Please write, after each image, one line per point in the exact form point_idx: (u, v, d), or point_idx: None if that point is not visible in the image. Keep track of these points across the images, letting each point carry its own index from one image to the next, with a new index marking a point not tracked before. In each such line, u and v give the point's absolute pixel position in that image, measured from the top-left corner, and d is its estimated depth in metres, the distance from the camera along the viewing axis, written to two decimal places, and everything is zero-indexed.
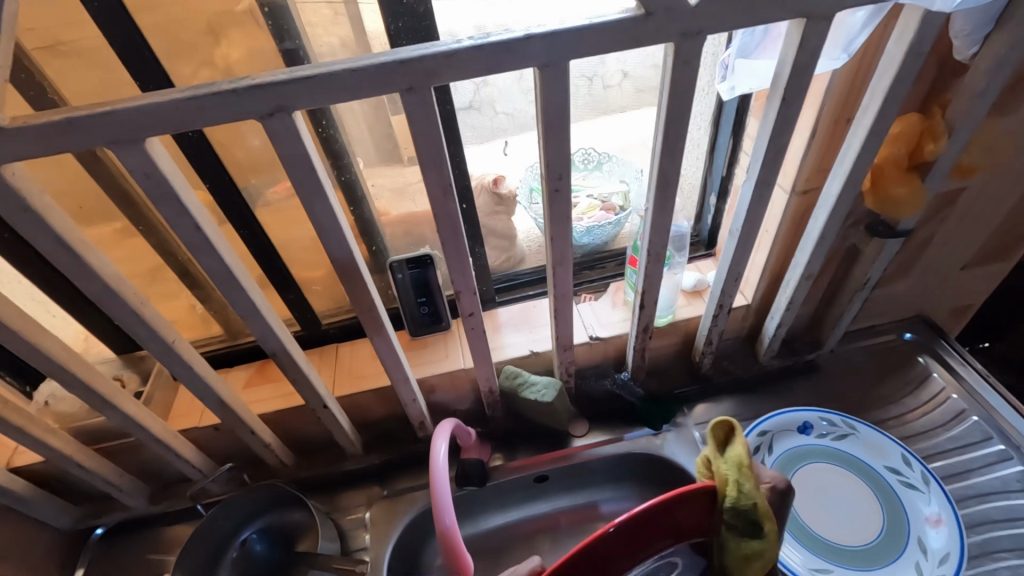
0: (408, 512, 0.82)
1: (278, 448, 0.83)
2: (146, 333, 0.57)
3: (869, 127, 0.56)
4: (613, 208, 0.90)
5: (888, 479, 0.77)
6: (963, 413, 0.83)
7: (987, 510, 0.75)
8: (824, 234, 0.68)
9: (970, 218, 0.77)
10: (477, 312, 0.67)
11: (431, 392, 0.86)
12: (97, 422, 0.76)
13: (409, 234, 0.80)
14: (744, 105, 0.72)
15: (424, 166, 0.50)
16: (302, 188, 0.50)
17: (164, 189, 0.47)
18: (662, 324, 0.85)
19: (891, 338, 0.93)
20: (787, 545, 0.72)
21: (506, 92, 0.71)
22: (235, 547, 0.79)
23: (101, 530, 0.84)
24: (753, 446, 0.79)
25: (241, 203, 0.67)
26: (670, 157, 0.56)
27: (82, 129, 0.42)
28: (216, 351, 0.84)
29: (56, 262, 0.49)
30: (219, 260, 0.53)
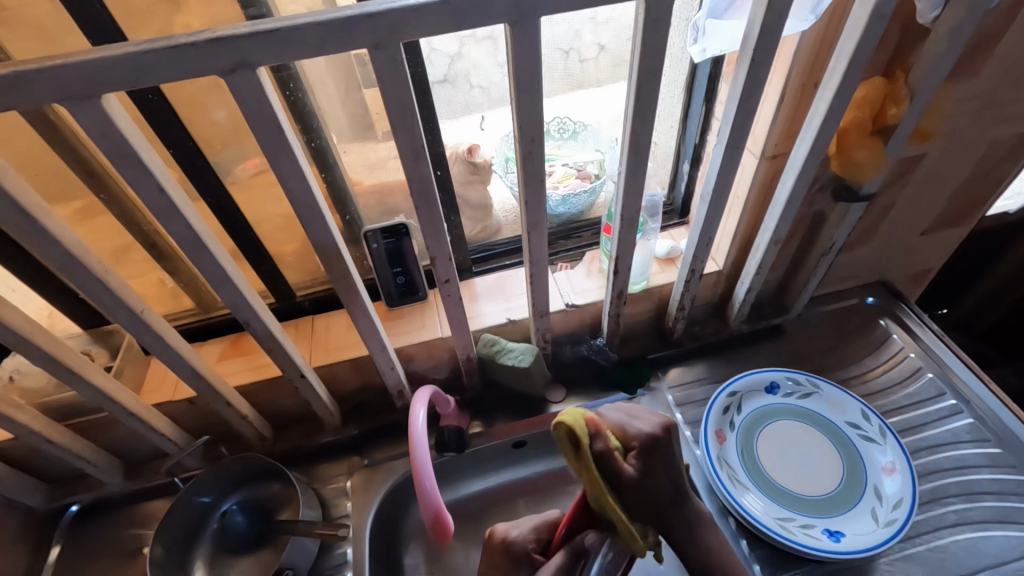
0: (388, 479, 0.83)
1: (255, 420, 0.82)
2: (113, 303, 0.56)
3: (835, 89, 0.57)
4: (589, 177, 0.90)
5: (848, 434, 0.81)
6: (919, 370, 0.88)
7: (939, 459, 0.80)
8: (791, 198, 0.69)
9: (929, 183, 0.80)
10: (453, 279, 0.67)
11: (409, 361, 0.86)
12: (68, 396, 0.75)
13: (383, 204, 0.79)
14: (716, 71, 0.73)
15: (394, 129, 0.50)
16: (269, 151, 0.49)
17: (124, 150, 0.45)
18: (637, 291, 0.87)
19: (854, 301, 0.97)
20: (754, 497, 0.76)
21: (480, 62, 0.70)
22: (214, 519, 0.79)
23: (76, 508, 0.83)
24: (722, 407, 0.82)
25: (207, 170, 0.65)
26: (641, 121, 0.56)
27: (33, 83, 0.40)
28: (187, 324, 0.83)
29: (12, 228, 0.47)
30: (185, 226, 0.52)
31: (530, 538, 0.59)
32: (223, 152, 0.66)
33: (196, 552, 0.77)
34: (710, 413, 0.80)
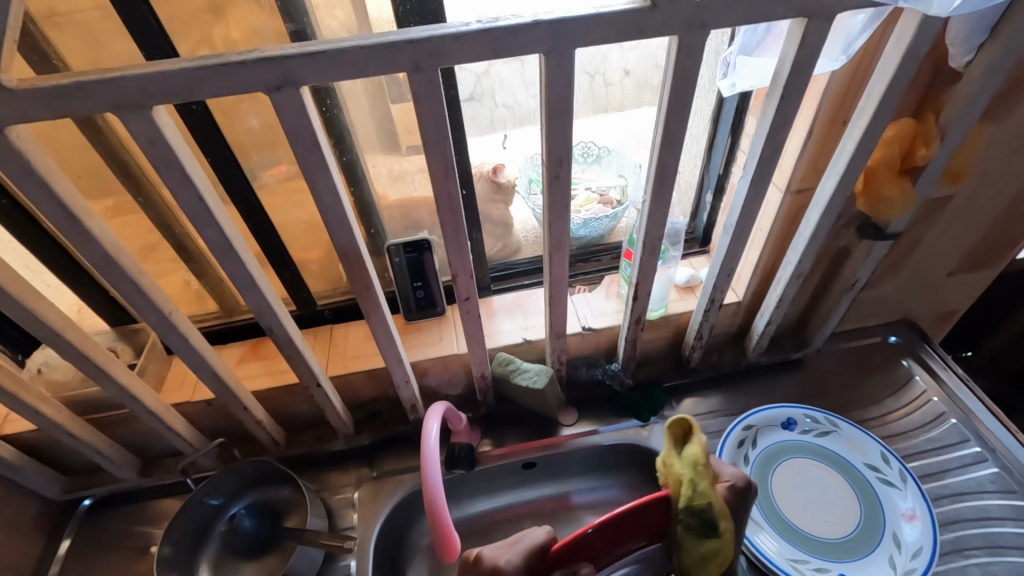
0: (396, 493, 0.83)
1: (269, 425, 0.83)
2: (145, 303, 0.58)
3: (864, 128, 0.57)
4: (611, 202, 0.91)
5: (866, 476, 0.79)
6: (942, 415, 0.85)
7: (961, 509, 0.77)
8: (816, 233, 0.69)
9: (956, 224, 0.79)
10: (473, 297, 0.67)
11: (424, 375, 0.87)
12: (90, 392, 0.76)
13: (408, 218, 0.80)
14: (743, 104, 0.73)
15: (427, 148, 0.51)
16: (305, 164, 0.50)
17: (168, 158, 0.47)
18: (654, 318, 0.86)
19: (876, 339, 0.95)
20: (767, 536, 0.74)
21: (509, 83, 0.72)
22: (222, 521, 0.80)
23: (89, 501, 0.84)
24: (737, 440, 0.80)
25: (241, 178, 0.67)
26: (669, 151, 0.57)
27: (89, 93, 0.42)
28: (210, 327, 0.84)
29: (57, 226, 0.49)
30: (220, 232, 0.53)
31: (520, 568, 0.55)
32: (257, 160, 0.68)
33: (202, 554, 0.77)
34: (724, 446, 0.79)
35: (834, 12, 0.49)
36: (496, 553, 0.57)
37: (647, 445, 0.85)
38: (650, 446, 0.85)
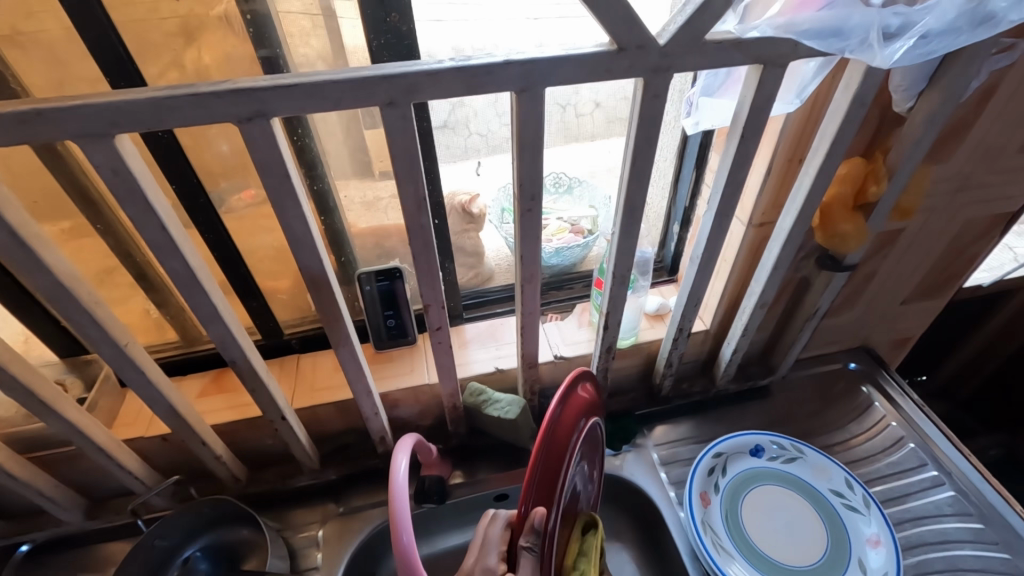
0: (363, 530, 0.80)
1: (229, 461, 0.79)
2: (100, 335, 0.55)
3: (819, 166, 0.61)
4: (582, 231, 0.93)
5: (832, 502, 0.80)
6: (901, 440, 0.88)
7: (922, 532, 0.79)
8: (777, 265, 0.72)
9: (906, 257, 0.84)
10: (445, 327, 0.67)
11: (394, 406, 0.85)
12: (34, 428, 0.72)
13: (379, 247, 0.80)
14: (706, 140, 0.76)
15: (400, 180, 0.51)
16: (275, 195, 0.50)
17: (131, 187, 0.46)
18: (625, 346, 0.87)
19: (837, 366, 0.98)
20: (738, 566, 0.74)
21: (483, 113, 0.73)
22: (176, 566, 0.74)
23: (24, 548, 0.75)
24: (707, 468, 0.81)
25: (207, 206, 0.65)
26: (637, 185, 0.59)
27: (49, 121, 0.41)
28: (169, 357, 0.81)
29: (7, 257, 0.47)
30: (183, 262, 0.52)
31: (498, 566, 0.52)
32: (224, 186, 0.67)
33: None
34: (695, 474, 0.80)
35: (787, 60, 0.52)
36: (469, 564, 0.54)
37: (620, 474, 0.85)
38: (623, 476, 0.84)
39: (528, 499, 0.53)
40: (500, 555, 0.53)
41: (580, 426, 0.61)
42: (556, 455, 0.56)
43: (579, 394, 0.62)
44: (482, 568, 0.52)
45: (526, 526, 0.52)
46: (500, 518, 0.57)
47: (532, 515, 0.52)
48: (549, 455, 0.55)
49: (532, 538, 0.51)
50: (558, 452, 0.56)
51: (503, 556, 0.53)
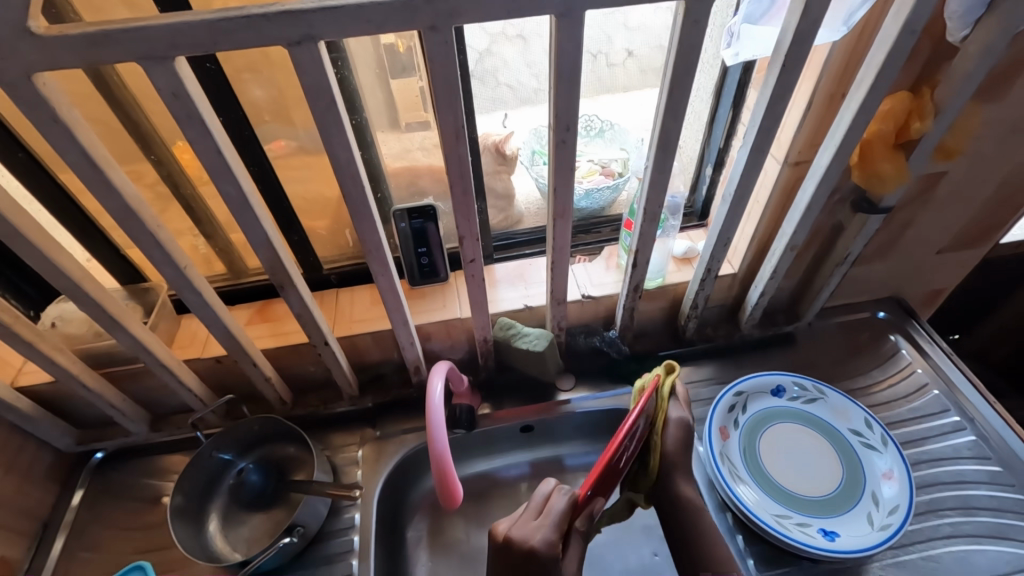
0: (398, 452, 0.87)
1: (277, 384, 0.85)
2: (161, 256, 0.60)
3: (862, 100, 0.59)
4: (612, 174, 0.92)
5: (850, 440, 0.82)
6: (925, 386, 0.89)
7: (938, 473, 0.81)
8: (811, 205, 0.71)
9: (947, 204, 0.82)
10: (479, 260, 0.69)
11: (427, 339, 0.89)
12: (103, 345, 0.78)
13: (413, 185, 0.82)
14: (745, 77, 0.75)
15: (439, 109, 0.52)
16: (321, 122, 0.52)
17: (189, 110, 0.48)
18: (653, 287, 0.89)
19: (866, 315, 0.98)
20: (753, 493, 0.78)
21: (510, 63, 0.74)
22: (231, 474, 0.84)
23: (101, 455, 0.87)
24: (728, 405, 0.84)
25: (252, 140, 0.68)
26: (672, 120, 0.59)
27: (116, 43, 0.43)
28: (220, 288, 0.86)
29: (80, 175, 0.51)
30: (236, 186, 0.55)
31: (555, 544, 0.59)
32: (268, 123, 0.70)
33: (212, 504, 0.82)
34: (715, 410, 0.83)
35: None
36: (532, 532, 0.59)
37: None
38: None
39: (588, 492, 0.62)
40: (558, 531, 0.60)
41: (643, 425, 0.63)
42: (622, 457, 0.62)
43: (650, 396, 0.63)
44: (544, 538, 0.59)
45: (584, 513, 0.63)
46: (566, 492, 0.62)
47: (591, 504, 0.64)
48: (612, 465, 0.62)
49: (585, 521, 0.63)
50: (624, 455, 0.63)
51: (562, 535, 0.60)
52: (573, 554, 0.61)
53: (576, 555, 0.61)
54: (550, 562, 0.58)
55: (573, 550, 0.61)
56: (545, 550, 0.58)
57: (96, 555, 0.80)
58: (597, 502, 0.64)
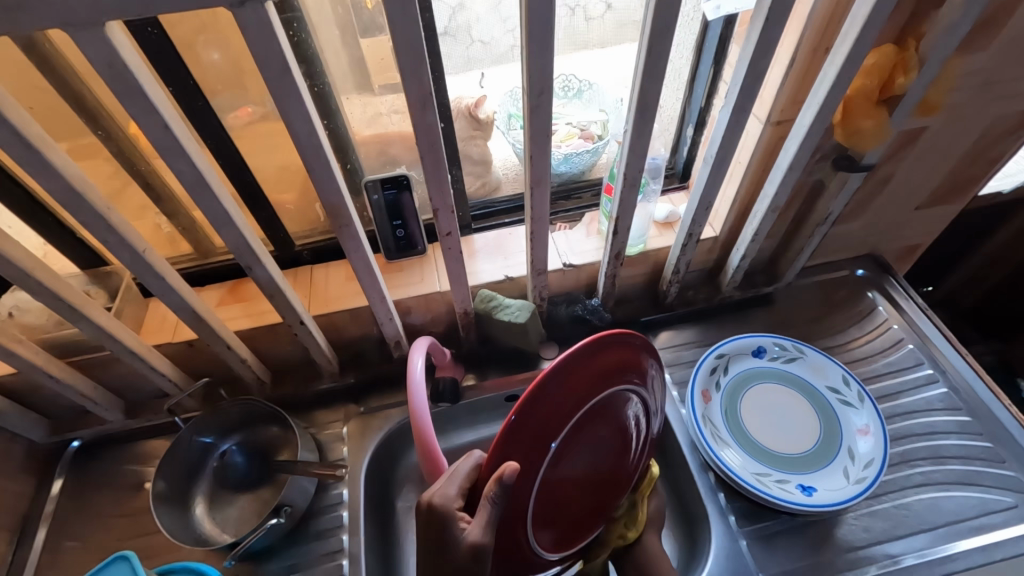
0: (383, 427, 0.86)
1: (254, 364, 0.83)
2: (116, 241, 0.56)
3: (846, 55, 0.57)
4: (591, 137, 0.90)
5: (828, 397, 0.84)
6: (900, 341, 0.91)
7: (911, 425, 0.84)
8: (793, 165, 0.70)
9: (927, 159, 0.81)
10: (455, 232, 0.67)
11: (407, 314, 0.88)
12: (69, 333, 0.75)
13: (385, 155, 0.79)
14: (726, 31, 0.72)
15: (403, 75, 0.49)
16: (275, 90, 0.48)
17: (128, 82, 0.44)
18: (634, 254, 0.87)
19: (845, 273, 0.99)
20: (733, 453, 0.80)
21: (484, 18, 0.70)
22: (214, 458, 0.83)
23: (78, 443, 0.85)
24: (710, 368, 0.85)
25: (206, 111, 0.64)
26: (652, 79, 0.56)
27: (35, 7, 0.39)
28: (186, 269, 0.83)
29: (15, 158, 0.46)
30: (190, 163, 0.51)
31: (455, 501, 0.55)
32: (223, 93, 0.65)
33: (197, 488, 0.81)
34: (697, 374, 0.83)
35: None
36: (433, 488, 0.56)
37: None
38: None
39: (501, 449, 0.52)
40: (459, 491, 0.56)
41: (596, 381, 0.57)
42: (545, 412, 0.53)
43: (608, 352, 0.57)
44: (442, 495, 0.55)
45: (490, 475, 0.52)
46: (475, 455, 0.58)
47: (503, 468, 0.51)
48: (545, 407, 0.53)
49: (495, 489, 0.51)
50: (552, 413, 0.53)
51: (462, 494, 0.56)
52: (478, 520, 0.52)
53: (482, 522, 0.51)
54: (443, 521, 0.53)
55: (479, 518, 0.52)
56: (441, 507, 0.54)
57: (82, 543, 0.79)
58: (514, 467, 0.50)
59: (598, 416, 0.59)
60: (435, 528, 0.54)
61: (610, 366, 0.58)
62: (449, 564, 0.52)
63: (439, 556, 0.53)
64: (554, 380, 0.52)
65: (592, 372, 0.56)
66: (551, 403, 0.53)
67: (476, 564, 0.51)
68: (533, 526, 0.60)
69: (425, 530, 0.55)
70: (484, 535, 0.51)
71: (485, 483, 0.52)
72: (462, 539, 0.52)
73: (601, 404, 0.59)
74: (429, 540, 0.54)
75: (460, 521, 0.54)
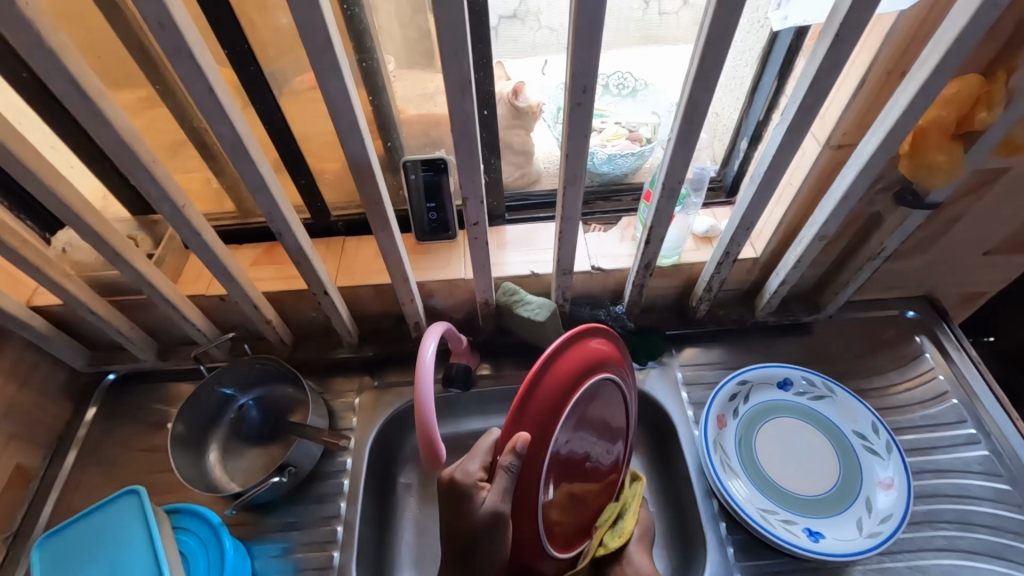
0: (394, 403, 0.88)
1: (278, 326, 0.86)
2: (158, 193, 0.58)
3: (922, 81, 0.52)
4: (639, 140, 0.87)
5: (852, 442, 0.79)
6: (944, 395, 0.85)
7: (941, 484, 0.78)
8: (848, 193, 0.65)
9: (1004, 202, 0.74)
10: (482, 222, 0.66)
11: (429, 296, 0.88)
12: (109, 275, 0.79)
13: (426, 136, 0.79)
14: (796, 43, 0.68)
15: (444, 59, 0.48)
16: (317, 63, 0.48)
17: (178, 43, 0.45)
18: (666, 265, 0.84)
19: (893, 312, 0.93)
20: (741, 484, 0.77)
21: (553, 4, 0.73)
22: (232, 409, 0.86)
23: (113, 377, 0.91)
24: (730, 393, 0.81)
25: (258, 76, 0.65)
26: (703, 88, 0.53)
27: None
28: (226, 226, 0.86)
29: (71, 105, 0.49)
30: (231, 127, 0.52)
31: (478, 473, 0.58)
32: (275, 59, 0.66)
33: (213, 435, 0.85)
34: (716, 397, 0.80)
35: None
36: (457, 461, 0.59)
37: (641, 387, 0.87)
38: (643, 390, 0.87)
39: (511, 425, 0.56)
40: (482, 464, 0.58)
41: (591, 368, 0.60)
42: (549, 393, 0.56)
43: (596, 341, 0.62)
44: (467, 465, 0.58)
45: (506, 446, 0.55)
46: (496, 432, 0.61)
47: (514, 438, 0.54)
48: (548, 387, 0.56)
49: (510, 458, 0.54)
50: (555, 394, 0.57)
51: (484, 467, 0.58)
52: (496, 487, 0.55)
53: (501, 486, 0.55)
54: (464, 493, 0.56)
55: (498, 483, 0.55)
56: (464, 479, 0.57)
57: (105, 470, 0.85)
58: (524, 438, 0.54)
59: (594, 403, 0.63)
60: (455, 498, 0.57)
61: (600, 353, 0.62)
62: (470, 528, 0.55)
63: (459, 524, 0.56)
64: (551, 361, 0.57)
65: (588, 358, 0.60)
66: (554, 384, 0.57)
67: (493, 527, 0.55)
68: (544, 511, 0.62)
69: (449, 503, 0.58)
70: (502, 498, 0.55)
71: (499, 453, 0.56)
72: (481, 507, 0.55)
73: (596, 393, 0.63)
74: (453, 514, 0.57)
75: (482, 491, 0.57)
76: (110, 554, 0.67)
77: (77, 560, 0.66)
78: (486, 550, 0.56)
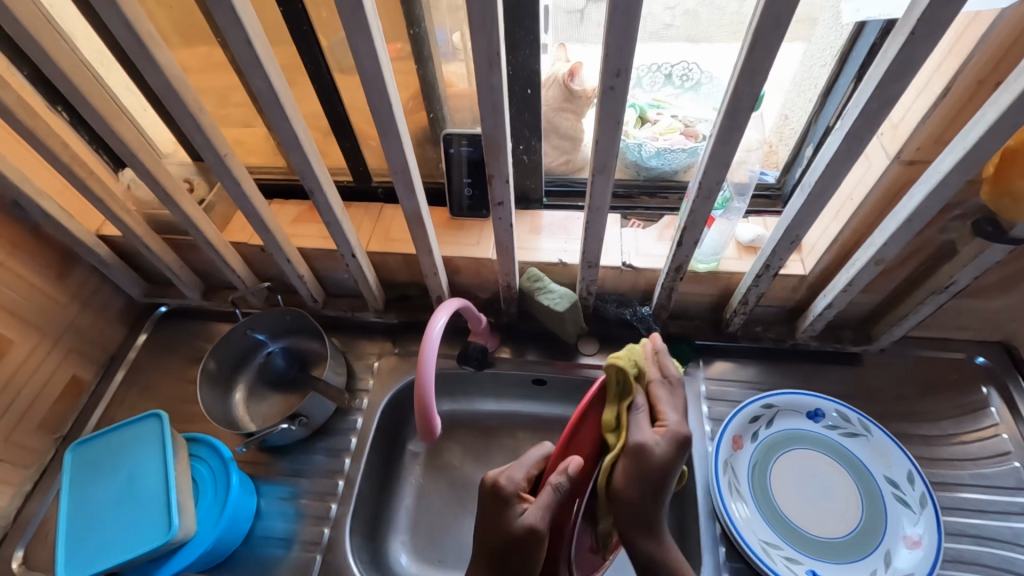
0: (410, 372, 0.90)
1: (310, 282, 0.89)
2: (203, 141, 0.61)
3: (1016, 95, 0.45)
4: (695, 136, 0.82)
5: (881, 489, 0.73)
6: (1005, 455, 0.75)
7: (981, 552, 0.70)
8: (914, 216, 0.58)
9: None
10: (507, 203, 0.65)
11: (456, 272, 0.88)
12: (164, 215, 0.85)
13: (469, 111, 0.78)
14: (881, 42, 0.60)
15: (473, 29, 0.46)
16: (348, 25, 0.48)
17: None
18: (702, 270, 0.80)
19: (960, 356, 0.83)
20: (748, 512, 0.73)
21: None
22: (260, 355, 0.91)
23: (164, 310, 0.99)
24: (752, 415, 0.77)
25: (310, 36, 0.67)
26: (752, 82, 0.48)
27: None
28: (275, 181, 0.91)
29: (127, 49, 0.52)
30: (267, 82, 0.54)
31: (521, 484, 0.58)
32: (328, 20, 0.67)
33: (240, 377, 0.90)
34: (735, 417, 0.76)
35: None
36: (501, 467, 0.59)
37: None
38: None
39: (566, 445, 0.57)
40: (526, 475, 0.59)
41: None
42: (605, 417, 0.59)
43: None
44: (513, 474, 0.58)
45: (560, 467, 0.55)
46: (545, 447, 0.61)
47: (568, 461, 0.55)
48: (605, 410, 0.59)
49: (561, 478, 0.54)
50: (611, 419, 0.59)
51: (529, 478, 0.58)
52: (538, 503, 0.54)
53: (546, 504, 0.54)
54: (505, 503, 0.56)
55: (543, 500, 0.54)
56: (508, 486, 0.57)
57: (146, 393, 0.92)
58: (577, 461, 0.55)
59: None
60: (495, 504, 0.57)
61: None
62: (507, 538, 0.54)
63: (494, 533, 0.55)
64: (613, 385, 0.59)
65: None
66: None
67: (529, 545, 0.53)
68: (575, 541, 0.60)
69: (486, 510, 0.58)
70: (542, 517, 0.53)
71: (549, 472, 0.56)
72: (519, 521, 0.54)
73: None
74: (492, 523, 0.56)
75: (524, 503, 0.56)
76: (127, 467, 0.74)
77: (101, 467, 0.74)
78: (523, 565, 0.54)
